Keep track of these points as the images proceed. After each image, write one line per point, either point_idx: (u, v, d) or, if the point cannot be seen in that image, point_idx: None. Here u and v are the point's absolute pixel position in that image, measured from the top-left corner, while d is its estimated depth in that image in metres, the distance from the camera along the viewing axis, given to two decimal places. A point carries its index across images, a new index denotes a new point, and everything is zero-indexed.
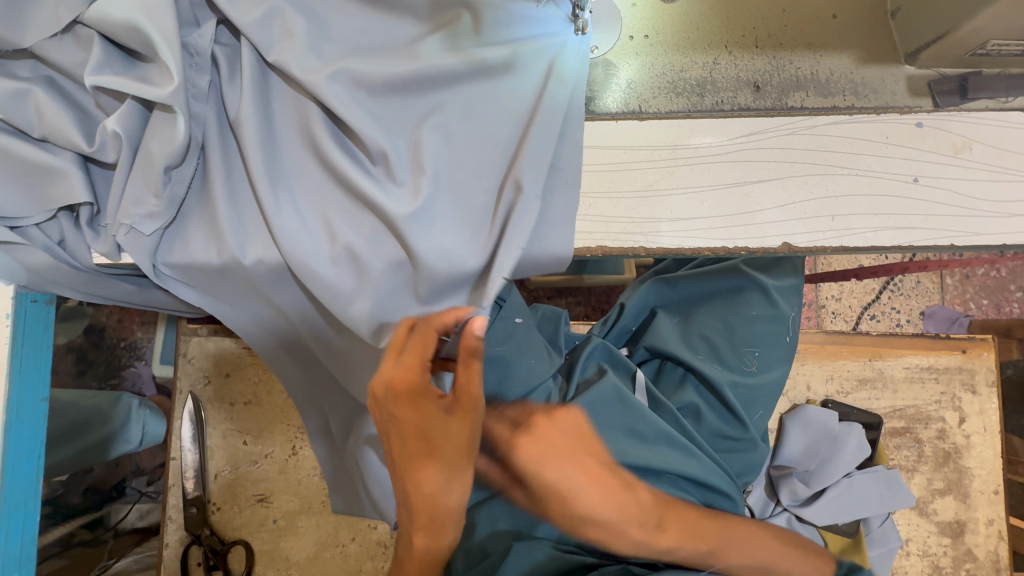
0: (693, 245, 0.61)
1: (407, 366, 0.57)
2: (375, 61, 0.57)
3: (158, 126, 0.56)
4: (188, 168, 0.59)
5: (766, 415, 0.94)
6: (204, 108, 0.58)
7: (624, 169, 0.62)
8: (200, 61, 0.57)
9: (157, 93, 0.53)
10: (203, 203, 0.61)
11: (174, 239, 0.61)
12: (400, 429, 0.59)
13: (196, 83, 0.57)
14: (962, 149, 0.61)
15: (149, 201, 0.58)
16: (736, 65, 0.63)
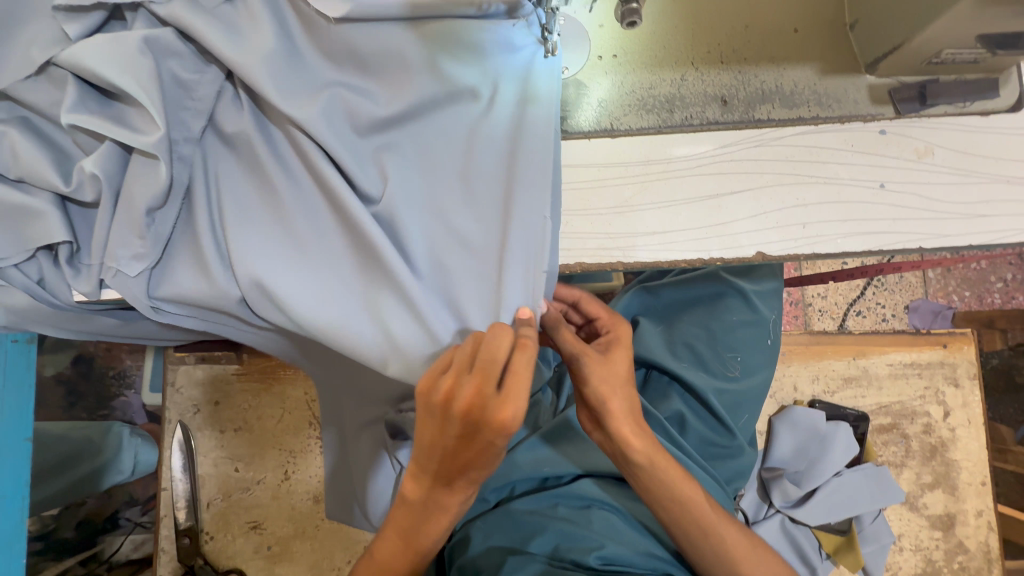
0: (669, 259, 0.63)
1: (518, 395, 0.52)
2: (364, 93, 0.59)
3: (138, 169, 0.57)
4: (171, 211, 0.59)
5: (752, 419, 0.97)
6: (189, 150, 0.59)
7: (599, 186, 0.64)
8: (197, 110, 0.59)
9: (142, 140, 0.55)
10: (189, 240, 0.61)
11: (163, 277, 0.61)
12: (474, 446, 0.55)
13: (189, 127, 0.59)
14: (925, 154, 0.64)
15: (134, 243, 0.58)
16: (703, 81, 0.65)
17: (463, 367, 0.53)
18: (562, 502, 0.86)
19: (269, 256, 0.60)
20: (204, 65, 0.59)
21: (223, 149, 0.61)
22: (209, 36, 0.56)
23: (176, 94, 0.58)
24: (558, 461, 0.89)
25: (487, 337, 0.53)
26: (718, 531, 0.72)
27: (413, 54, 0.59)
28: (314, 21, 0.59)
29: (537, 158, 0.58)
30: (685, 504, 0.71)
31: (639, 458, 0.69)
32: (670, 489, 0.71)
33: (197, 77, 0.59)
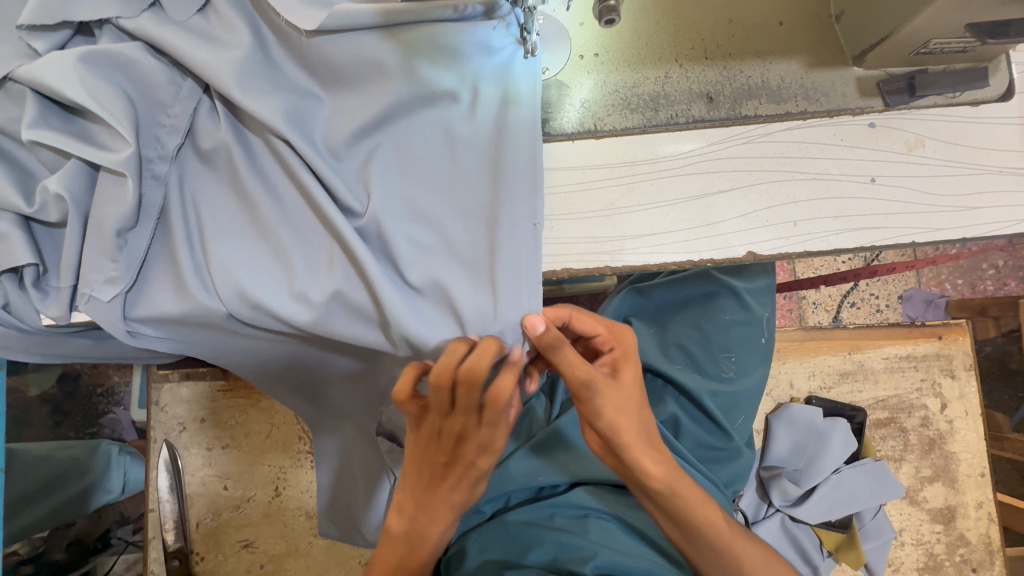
0: (659, 262, 0.61)
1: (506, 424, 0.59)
2: (344, 103, 0.58)
3: (106, 188, 0.54)
4: (144, 233, 0.57)
5: (748, 420, 0.95)
6: (165, 169, 0.57)
7: (585, 189, 0.62)
8: (174, 127, 0.57)
9: (109, 159, 0.53)
10: (165, 259, 0.59)
11: (139, 299, 0.59)
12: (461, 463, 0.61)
13: (163, 145, 0.56)
14: (915, 146, 0.62)
15: (107, 266, 0.56)
16: (688, 78, 0.63)
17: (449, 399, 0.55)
18: (559, 512, 0.85)
19: (253, 272, 0.58)
20: (178, 77, 0.56)
21: (198, 168, 0.59)
22: (183, 49, 0.54)
23: (147, 111, 0.55)
24: (552, 469, 0.88)
25: (500, 376, 0.55)
26: (738, 562, 0.70)
27: (389, 58, 0.57)
28: (286, 33, 0.57)
29: (522, 167, 0.57)
30: (702, 533, 0.70)
31: (659, 485, 0.67)
32: (690, 519, 0.69)
33: (170, 93, 0.56)
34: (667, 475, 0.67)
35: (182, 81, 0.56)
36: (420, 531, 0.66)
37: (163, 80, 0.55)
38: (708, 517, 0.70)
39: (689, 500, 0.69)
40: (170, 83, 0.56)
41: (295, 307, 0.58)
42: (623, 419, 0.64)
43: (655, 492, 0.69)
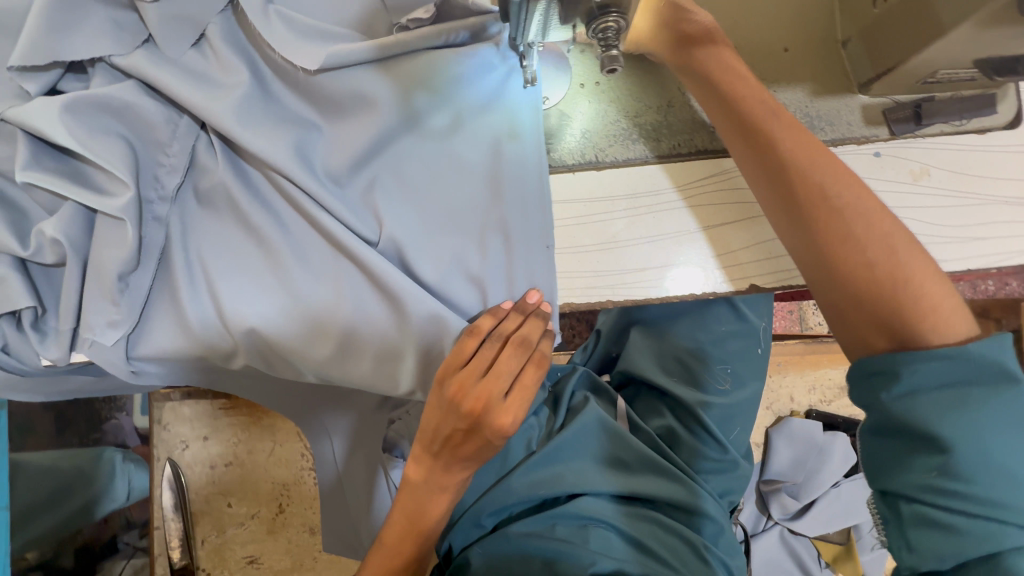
0: (662, 294, 0.61)
1: (519, 411, 0.56)
2: (343, 131, 0.57)
3: (104, 232, 0.54)
4: (144, 274, 0.56)
5: (743, 431, 0.95)
6: (166, 209, 0.57)
7: (585, 222, 0.61)
8: (172, 166, 0.56)
9: (108, 203, 0.52)
10: (167, 299, 0.59)
11: (142, 337, 0.59)
12: (473, 445, 0.59)
13: (163, 185, 0.56)
14: (920, 176, 0.61)
15: (108, 309, 0.55)
16: (691, 107, 0.63)
17: (473, 366, 0.54)
18: (560, 522, 0.85)
19: (258, 306, 0.58)
20: (175, 114, 0.56)
21: (197, 207, 0.59)
22: (181, 89, 0.53)
23: (145, 152, 0.55)
24: (553, 481, 0.87)
25: (528, 367, 0.56)
26: (918, 291, 0.52)
27: (388, 90, 0.56)
28: (281, 68, 0.56)
29: (529, 201, 0.58)
30: (877, 307, 0.52)
31: (818, 211, 0.55)
32: (863, 286, 0.53)
33: (168, 133, 0.55)
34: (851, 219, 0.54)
35: (180, 119, 0.56)
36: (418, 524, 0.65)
37: (160, 119, 0.55)
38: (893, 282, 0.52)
39: (876, 254, 0.53)
40: (168, 122, 0.56)
41: (305, 341, 0.58)
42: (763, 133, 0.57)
43: (815, 246, 0.55)
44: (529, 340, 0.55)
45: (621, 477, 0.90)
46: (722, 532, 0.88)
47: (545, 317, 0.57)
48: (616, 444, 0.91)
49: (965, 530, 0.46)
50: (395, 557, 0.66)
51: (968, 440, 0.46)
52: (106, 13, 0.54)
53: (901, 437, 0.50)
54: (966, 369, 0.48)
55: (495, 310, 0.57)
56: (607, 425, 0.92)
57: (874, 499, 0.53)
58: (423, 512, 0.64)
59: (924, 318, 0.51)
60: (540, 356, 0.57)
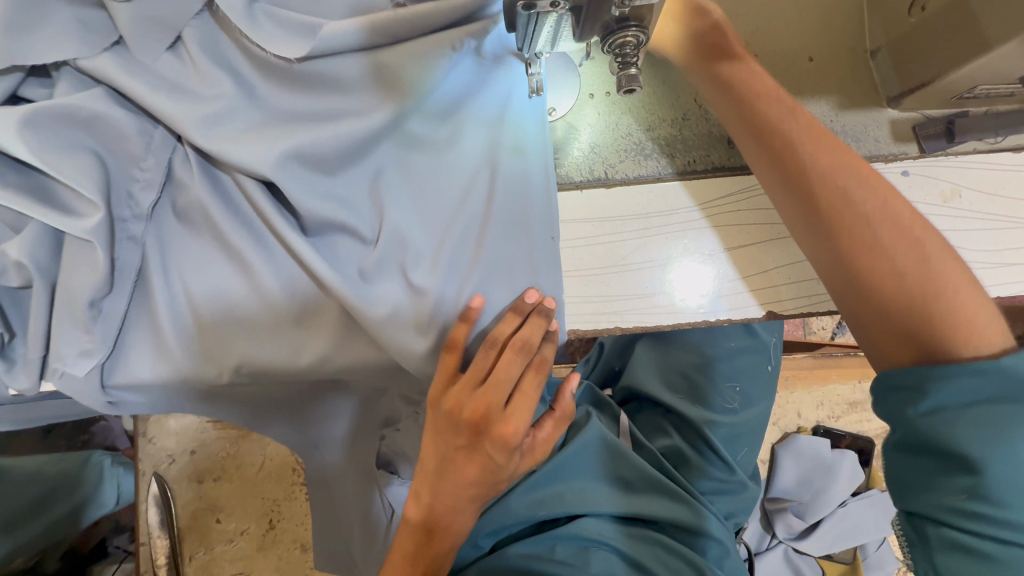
0: (675, 322, 0.57)
1: (522, 419, 0.54)
2: (324, 128, 0.50)
3: (73, 255, 0.50)
4: (119, 299, 0.53)
5: (752, 451, 0.93)
6: (140, 228, 0.52)
7: (593, 243, 0.57)
8: (148, 182, 0.52)
9: (76, 225, 0.48)
10: (145, 324, 0.55)
11: (117, 364, 0.55)
12: (477, 457, 0.56)
13: (138, 203, 0.52)
14: (952, 197, 0.57)
15: (80, 338, 0.51)
16: (708, 121, 0.59)
17: (469, 377, 0.52)
18: (560, 543, 0.81)
19: (245, 337, 0.55)
20: (148, 125, 0.52)
21: (176, 225, 0.54)
22: (156, 97, 0.49)
23: (118, 166, 0.51)
24: (553, 500, 0.84)
25: (529, 373, 0.54)
26: (949, 301, 0.48)
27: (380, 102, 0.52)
28: (263, 63, 0.50)
29: (532, 218, 0.53)
30: (904, 320, 0.48)
31: (841, 213, 0.51)
32: (887, 296, 0.49)
33: (141, 146, 0.51)
34: (877, 228, 0.50)
35: (154, 130, 0.52)
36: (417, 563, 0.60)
37: (133, 131, 0.51)
38: (918, 293, 0.48)
39: (903, 263, 0.49)
40: (141, 133, 0.51)
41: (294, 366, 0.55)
42: (783, 135, 0.52)
43: (834, 254, 0.51)
44: (529, 343, 0.51)
45: (622, 498, 0.86)
46: (728, 555, 0.84)
47: (548, 315, 0.52)
48: (617, 463, 0.88)
49: (997, 557, 0.42)
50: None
51: (1000, 461, 0.41)
52: (73, 14, 0.49)
53: (928, 456, 0.46)
54: (1001, 384, 0.43)
55: (465, 313, 0.50)
56: (609, 443, 0.88)
57: (900, 519, 0.49)
58: (431, 533, 0.59)
59: (954, 329, 0.47)
60: (542, 360, 0.54)
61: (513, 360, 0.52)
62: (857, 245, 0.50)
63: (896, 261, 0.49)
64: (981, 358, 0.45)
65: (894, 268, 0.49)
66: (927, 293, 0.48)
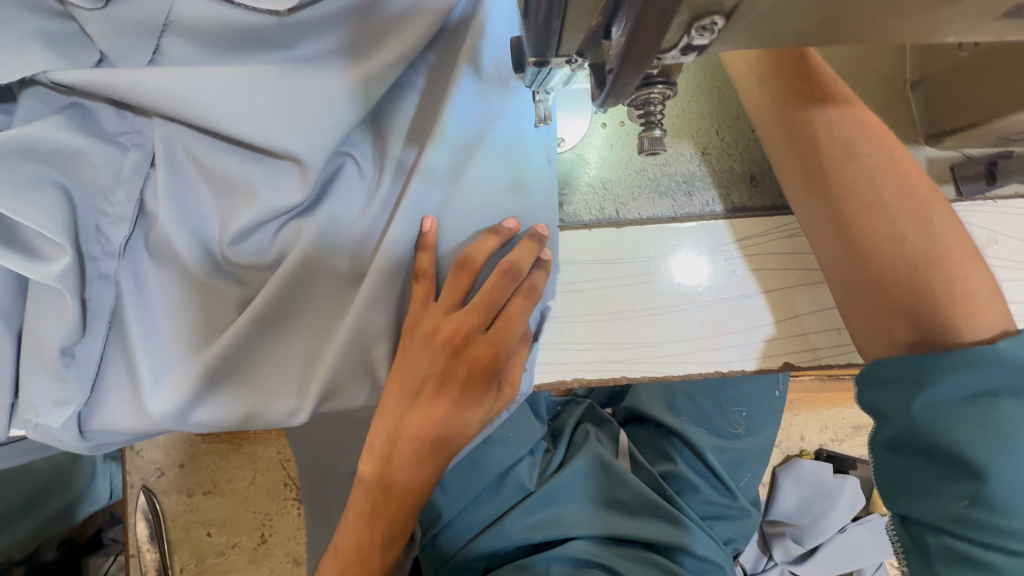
0: (685, 372, 0.53)
1: (503, 344, 0.48)
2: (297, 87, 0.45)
3: (44, 299, 0.46)
4: (95, 341, 0.48)
5: (755, 477, 0.91)
6: (113, 265, 0.48)
7: (602, 288, 0.53)
8: (119, 217, 0.48)
9: (42, 270, 0.44)
10: (122, 366, 0.50)
11: (96, 410, 0.51)
12: (452, 391, 0.49)
13: (108, 239, 0.48)
14: (988, 244, 0.54)
15: (53, 386, 0.48)
16: (729, 155, 0.55)
17: (447, 298, 0.48)
18: (556, 564, 0.77)
19: (223, 365, 0.49)
20: (118, 155, 0.47)
21: (151, 263, 0.49)
22: (173, 85, 0.43)
23: (86, 201, 0.47)
24: (551, 523, 0.80)
25: (514, 299, 0.49)
26: (950, 276, 0.46)
27: (359, 139, 0.50)
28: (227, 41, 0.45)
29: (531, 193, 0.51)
30: (905, 291, 0.46)
31: (849, 180, 0.48)
32: (889, 270, 0.47)
33: (111, 178, 0.47)
34: (886, 192, 0.47)
35: (123, 160, 0.47)
36: (368, 537, 0.52)
37: (101, 162, 0.47)
38: (920, 261, 0.46)
39: (909, 232, 0.47)
40: (109, 164, 0.47)
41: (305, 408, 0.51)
42: (799, 97, 0.48)
43: (838, 221, 0.49)
44: (517, 264, 0.47)
45: (623, 521, 0.81)
46: None
47: (540, 240, 0.49)
48: (617, 487, 0.83)
49: (1003, 568, 0.40)
50: (364, 545, 0.53)
51: (1001, 464, 0.40)
52: (37, 26, 0.44)
53: (924, 458, 0.44)
54: (1001, 377, 0.41)
55: (420, 240, 0.48)
56: (607, 466, 0.83)
57: (894, 523, 0.47)
58: (388, 488, 0.50)
59: (956, 305, 0.45)
60: (531, 287, 0.49)
61: (500, 283, 0.47)
62: (867, 209, 0.47)
63: (901, 228, 0.47)
64: (978, 338, 0.44)
65: (899, 234, 0.47)
66: (931, 265, 0.46)
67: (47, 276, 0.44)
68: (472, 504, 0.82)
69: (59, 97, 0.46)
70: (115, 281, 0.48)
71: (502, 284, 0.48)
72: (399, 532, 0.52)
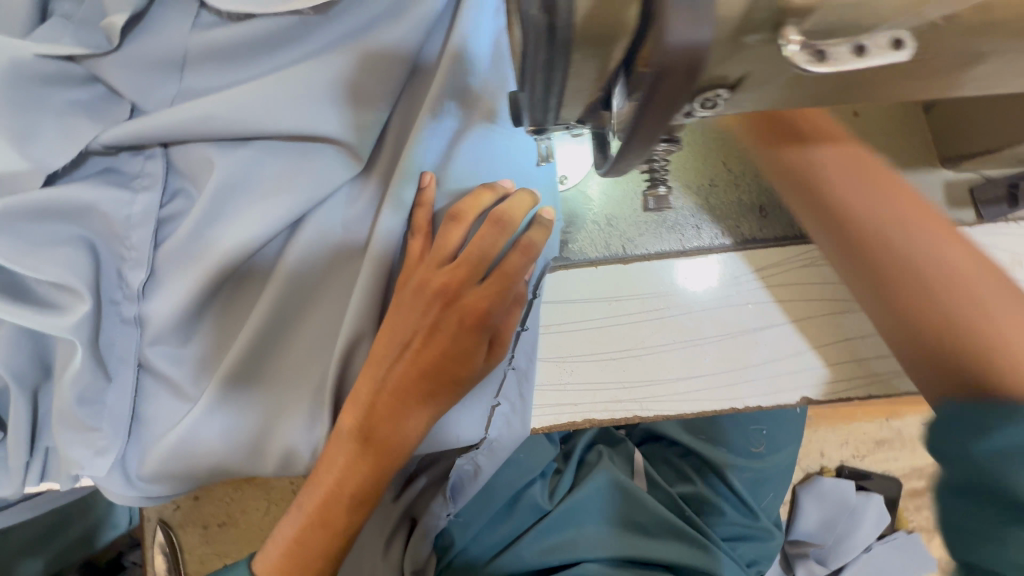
0: (699, 410, 0.52)
1: (499, 299, 0.45)
2: (298, 96, 0.45)
3: (59, 356, 0.46)
4: (125, 386, 0.48)
5: (777, 496, 0.89)
6: (135, 309, 0.48)
7: (609, 326, 0.52)
8: (136, 261, 0.47)
9: (54, 321, 0.44)
10: (159, 404, 0.50)
11: (141, 454, 0.50)
12: (441, 344, 0.45)
13: (128, 284, 0.48)
14: (1012, 267, 0.52)
15: (87, 437, 0.47)
16: (737, 187, 0.53)
17: (440, 251, 0.46)
18: None
19: (259, 379, 0.49)
20: (128, 201, 0.47)
21: (159, 302, 0.47)
22: (218, 106, 0.45)
23: (107, 249, 0.47)
24: (567, 546, 0.78)
25: (513, 256, 0.45)
26: (984, 308, 0.36)
27: (356, 187, 0.49)
28: (240, 70, 0.47)
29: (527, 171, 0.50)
30: (918, 336, 0.38)
31: (841, 205, 0.41)
32: (925, 334, 0.38)
33: (124, 223, 0.47)
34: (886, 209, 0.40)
35: (139, 203, 0.47)
36: (329, 495, 0.46)
37: (112, 208, 0.46)
38: (942, 302, 0.38)
39: (924, 254, 0.39)
40: (119, 208, 0.47)
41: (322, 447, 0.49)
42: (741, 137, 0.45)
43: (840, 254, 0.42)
44: (509, 215, 0.45)
45: (637, 541, 0.78)
46: None
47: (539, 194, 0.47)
48: (632, 508, 0.81)
49: None
50: (329, 505, 0.46)
51: None
52: (63, 96, 0.45)
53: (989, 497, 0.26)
54: None
55: (419, 195, 0.47)
56: (623, 485, 0.81)
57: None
58: (364, 440, 0.44)
59: (1000, 344, 0.34)
60: (527, 242, 0.45)
61: (495, 229, 0.45)
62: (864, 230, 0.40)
63: (909, 271, 0.39)
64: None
65: (903, 267, 0.39)
66: (946, 294, 0.37)
67: (62, 329, 0.44)
68: (488, 526, 0.80)
69: (100, 161, 0.47)
70: (134, 325, 0.48)
71: (500, 233, 0.45)
72: (369, 492, 0.46)
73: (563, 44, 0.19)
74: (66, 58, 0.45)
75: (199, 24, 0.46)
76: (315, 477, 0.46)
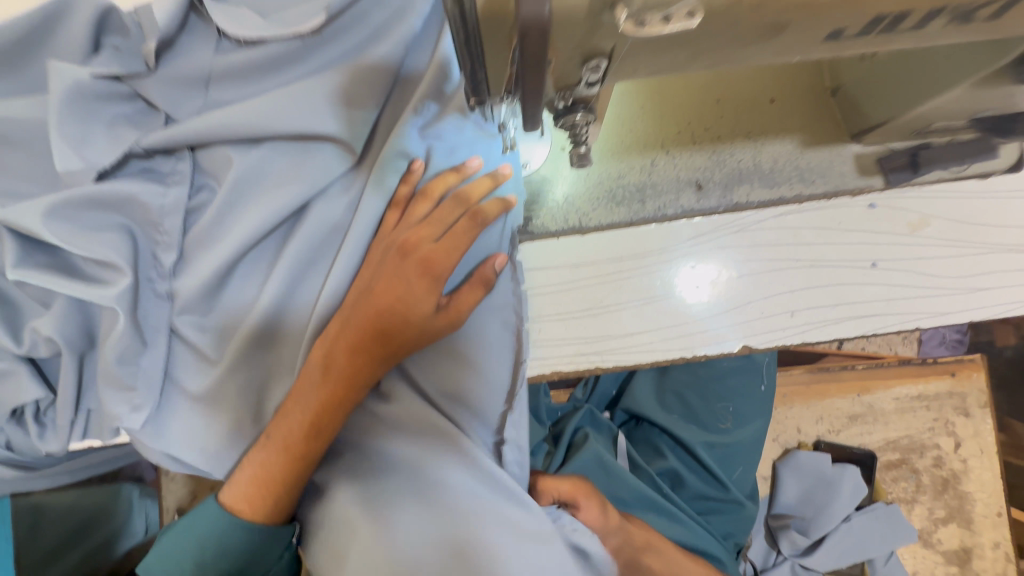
0: (652, 360, 0.59)
1: (452, 254, 0.53)
2: (299, 101, 0.55)
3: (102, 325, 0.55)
4: (155, 353, 0.57)
5: (749, 469, 0.93)
6: (166, 285, 0.57)
7: (569, 289, 0.60)
8: (167, 244, 0.56)
9: (102, 292, 0.53)
10: (183, 369, 0.58)
11: (168, 414, 0.58)
12: (397, 291, 0.52)
13: (161, 263, 0.57)
14: (919, 227, 0.59)
15: (124, 395, 0.55)
16: (676, 165, 0.62)
17: (409, 219, 0.55)
18: None
19: (265, 351, 0.57)
20: (161, 194, 0.56)
21: (186, 279, 0.56)
22: (237, 112, 0.54)
23: (144, 235, 0.56)
24: None
25: (462, 222, 0.54)
26: None
27: (350, 177, 0.58)
28: (252, 84, 0.56)
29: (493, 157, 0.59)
30: None
31: None
32: None
33: (157, 212, 0.56)
34: None
35: (168, 196, 0.56)
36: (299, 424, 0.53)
37: (149, 200, 0.55)
38: None
39: None
40: (154, 199, 0.56)
41: None
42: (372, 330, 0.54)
43: None
44: (466, 194, 0.55)
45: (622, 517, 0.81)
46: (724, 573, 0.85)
47: (494, 177, 0.56)
48: (615, 486, 0.82)
49: None
50: (291, 427, 0.53)
51: None
52: (106, 107, 0.55)
53: None
54: None
55: (407, 175, 0.56)
56: (607, 467, 0.82)
57: None
58: (327, 367, 0.52)
59: None
60: (479, 211, 0.54)
61: (453, 202, 0.55)
62: None
63: None
64: None
65: None
66: None
67: (108, 298, 0.53)
68: None
69: (139, 164, 0.57)
70: (165, 299, 0.57)
71: (456, 206, 0.55)
72: (331, 421, 0.53)
73: (476, 28, 0.29)
74: (115, 79, 0.55)
75: (222, 48, 0.56)
76: (282, 409, 0.54)
